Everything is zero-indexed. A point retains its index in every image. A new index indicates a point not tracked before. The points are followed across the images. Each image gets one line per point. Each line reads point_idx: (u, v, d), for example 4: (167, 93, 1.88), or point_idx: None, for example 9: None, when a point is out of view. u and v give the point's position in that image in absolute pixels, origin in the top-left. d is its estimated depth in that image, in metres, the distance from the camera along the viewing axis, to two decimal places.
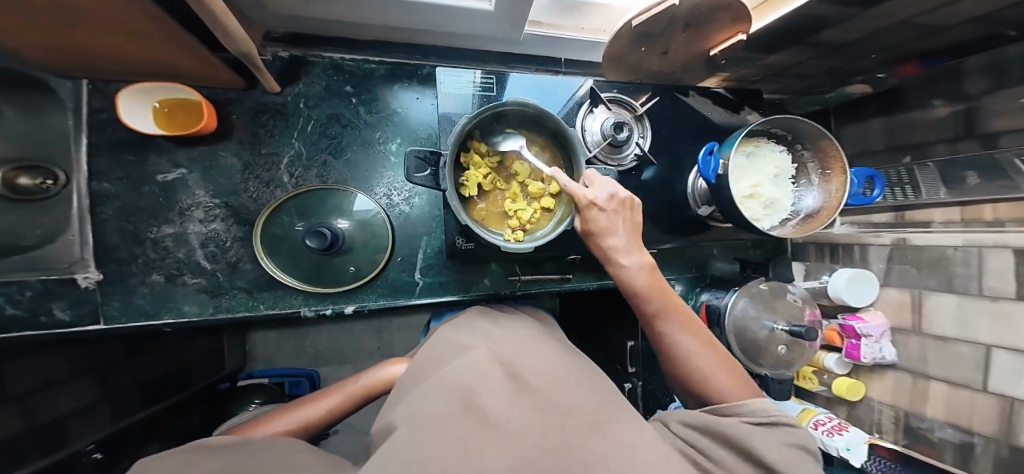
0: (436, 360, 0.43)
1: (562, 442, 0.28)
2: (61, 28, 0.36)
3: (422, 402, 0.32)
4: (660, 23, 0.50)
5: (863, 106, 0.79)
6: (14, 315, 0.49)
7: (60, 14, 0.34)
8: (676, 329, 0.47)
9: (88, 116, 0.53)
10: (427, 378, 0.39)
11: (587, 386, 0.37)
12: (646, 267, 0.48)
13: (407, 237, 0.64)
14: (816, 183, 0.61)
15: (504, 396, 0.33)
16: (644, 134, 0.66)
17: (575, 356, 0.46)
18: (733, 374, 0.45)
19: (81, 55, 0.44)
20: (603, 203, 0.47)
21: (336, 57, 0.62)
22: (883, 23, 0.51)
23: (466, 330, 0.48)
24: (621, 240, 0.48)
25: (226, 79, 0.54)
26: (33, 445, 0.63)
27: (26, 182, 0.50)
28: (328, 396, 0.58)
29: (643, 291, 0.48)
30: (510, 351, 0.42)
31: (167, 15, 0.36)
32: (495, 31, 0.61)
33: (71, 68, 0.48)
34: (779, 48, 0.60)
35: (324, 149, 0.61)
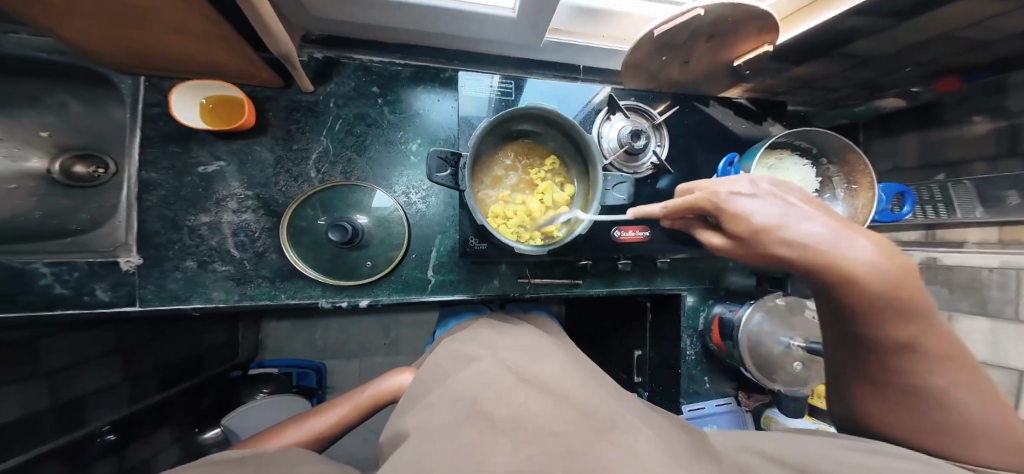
0: (443, 371, 0.44)
1: (567, 430, 0.28)
2: (125, 27, 0.40)
3: (431, 414, 0.33)
4: (684, 33, 0.50)
5: (896, 120, 0.77)
6: (60, 293, 0.53)
7: (125, 15, 0.37)
8: (933, 368, 0.29)
9: (141, 110, 0.58)
10: (435, 390, 0.39)
11: (597, 398, 0.35)
12: (902, 277, 0.27)
13: (422, 235, 0.66)
14: (841, 197, 0.60)
15: (510, 393, 0.33)
16: (661, 142, 0.66)
17: (580, 363, 0.46)
18: (1012, 439, 0.28)
19: (142, 53, 0.48)
20: (750, 191, 0.34)
21: (366, 60, 0.64)
22: (922, 36, 0.50)
23: (468, 344, 0.50)
24: (829, 224, 0.29)
25: (264, 79, 0.57)
26: (55, 425, 0.70)
27: (82, 170, 0.58)
28: (336, 408, 0.59)
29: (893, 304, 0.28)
30: (519, 363, 0.42)
31: (221, 18, 0.39)
32: (518, 38, 0.62)
33: (130, 64, 0.52)
34: (809, 60, 0.60)
35: (349, 146, 0.63)
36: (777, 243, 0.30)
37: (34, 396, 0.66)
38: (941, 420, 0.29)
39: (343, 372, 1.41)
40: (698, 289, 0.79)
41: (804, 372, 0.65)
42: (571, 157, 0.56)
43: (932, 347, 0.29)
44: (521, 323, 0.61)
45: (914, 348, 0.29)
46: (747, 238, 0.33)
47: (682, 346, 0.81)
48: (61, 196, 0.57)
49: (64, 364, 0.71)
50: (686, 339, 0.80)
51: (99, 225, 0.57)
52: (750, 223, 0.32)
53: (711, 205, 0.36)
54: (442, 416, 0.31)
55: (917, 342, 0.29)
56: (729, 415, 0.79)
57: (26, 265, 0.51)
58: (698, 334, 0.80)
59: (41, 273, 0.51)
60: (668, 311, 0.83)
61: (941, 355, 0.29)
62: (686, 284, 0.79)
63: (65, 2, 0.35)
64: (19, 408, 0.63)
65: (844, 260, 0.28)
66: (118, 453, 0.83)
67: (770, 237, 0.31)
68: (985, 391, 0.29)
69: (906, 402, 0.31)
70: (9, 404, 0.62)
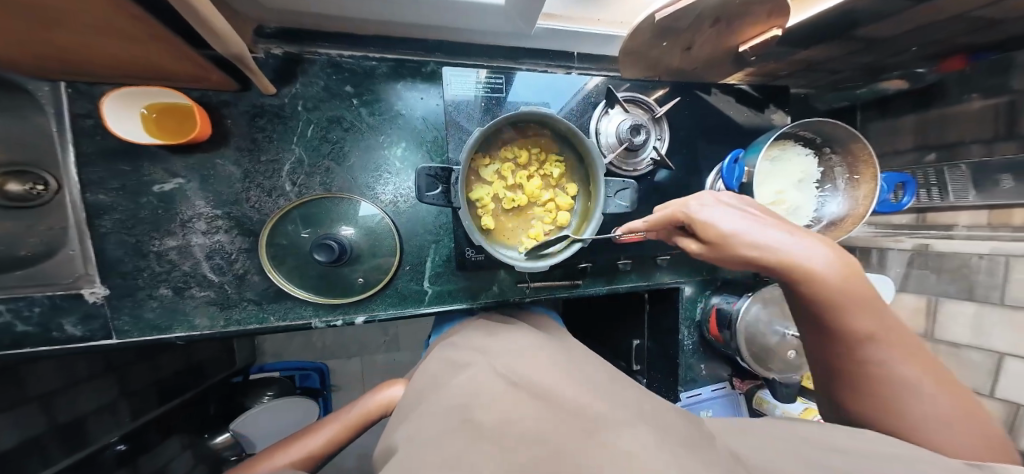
0: (432, 380, 0.41)
1: (559, 433, 0.24)
2: (36, 32, 0.33)
3: (421, 424, 0.30)
4: (687, 18, 0.46)
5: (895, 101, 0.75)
6: (26, 330, 0.49)
7: (31, 20, 0.31)
8: (889, 356, 0.30)
9: (70, 122, 0.49)
10: (428, 399, 0.36)
11: (604, 398, 0.31)
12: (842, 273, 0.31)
13: (415, 245, 0.63)
14: (842, 188, 0.59)
15: (499, 399, 0.30)
16: (662, 136, 0.63)
17: (580, 359, 0.43)
18: (980, 429, 0.28)
19: (70, 62, 0.41)
20: (719, 202, 0.37)
21: (334, 54, 0.57)
22: (935, 17, 0.47)
23: (463, 351, 0.47)
24: (771, 231, 0.33)
25: (217, 82, 0.49)
26: (55, 444, 0.70)
27: (17, 188, 0.48)
28: (328, 426, 0.56)
29: (834, 298, 0.30)
30: (516, 368, 0.38)
31: (155, 20, 0.32)
32: (507, 26, 0.56)
33: (48, 69, 0.43)
34: (816, 43, 0.56)
35: (326, 154, 0.58)
36: (734, 241, 0.34)
37: (26, 418, 0.65)
38: (905, 414, 0.29)
39: (344, 370, 1.40)
40: (695, 280, 0.80)
41: (797, 360, 0.66)
42: (569, 160, 0.53)
43: (886, 331, 0.31)
44: (523, 324, 0.58)
45: (874, 340, 0.30)
46: (710, 240, 0.36)
47: (680, 336, 0.82)
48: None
49: (47, 387, 0.69)
50: (684, 329, 0.82)
51: (56, 252, 0.50)
52: (711, 227, 0.35)
53: (684, 215, 0.38)
54: (433, 424, 0.28)
55: (876, 332, 0.30)
56: (723, 398, 0.83)
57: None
58: (696, 325, 0.82)
59: None
60: (666, 303, 0.84)
61: (893, 343, 0.31)
62: (684, 276, 0.79)
63: None
64: (15, 432, 0.63)
65: (801, 258, 0.31)
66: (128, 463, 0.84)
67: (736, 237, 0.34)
68: (941, 380, 0.30)
69: (867, 396, 0.32)
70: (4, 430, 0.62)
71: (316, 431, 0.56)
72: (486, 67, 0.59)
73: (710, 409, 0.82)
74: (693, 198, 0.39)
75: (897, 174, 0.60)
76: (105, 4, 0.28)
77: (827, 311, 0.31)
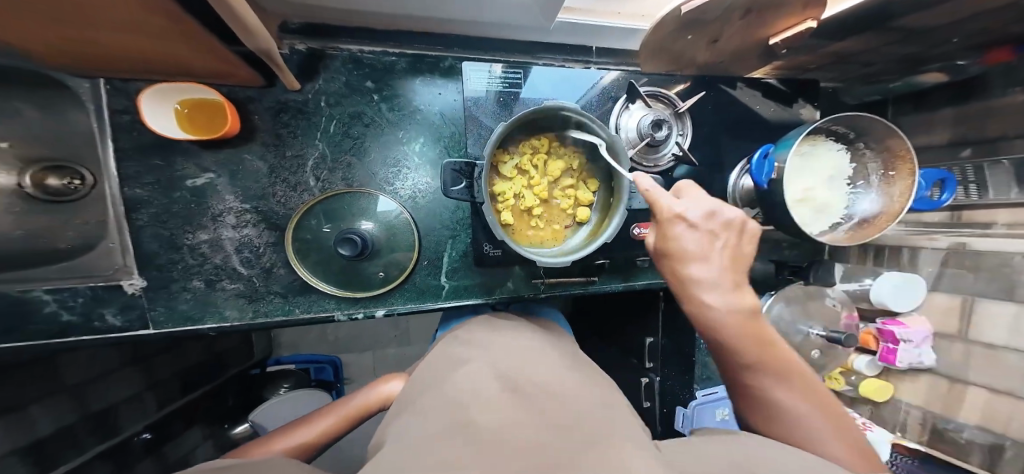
0: (433, 378, 0.41)
1: (550, 440, 0.25)
2: (79, 33, 0.35)
3: (416, 420, 0.30)
4: (714, 10, 0.45)
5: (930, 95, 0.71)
6: (70, 320, 0.51)
7: (75, 21, 0.32)
8: (771, 380, 0.38)
9: (110, 118, 0.51)
10: (428, 392, 0.37)
11: (594, 408, 0.32)
12: (739, 317, 0.39)
13: (432, 241, 0.63)
14: (875, 184, 0.56)
15: (496, 400, 0.31)
16: (684, 132, 0.61)
17: (580, 375, 0.43)
18: (847, 440, 0.35)
19: (105, 60, 0.43)
20: (693, 219, 0.38)
21: (355, 50, 0.57)
22: (984, 6, 0.42)
23: (463, 347, 0.47)
24: (705, 268, 0.39)
25: (244, 78, 0.50)
26: (88, 432, 0.74)
27: (56, 182, 0.51)
28: (329, 415, 0.57)
29: (729, 331, 0.39)
30: (513, 369, 0.39)
31: (188, 18, 0.32)
32: (526, 20, 0.55)
33: (84, 66, 0.45)
34: (851, 36, 0.51)
35: (347, 150, 0.58)
36: (672, 266, 0.41)
37: (61, 406, 0.68)
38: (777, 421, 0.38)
39: (357, 364, 1.42)
40: None
41: (820, 359, 0.70)
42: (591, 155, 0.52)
43: (770, 362, 0.39)
44: (527, 327, 0.57)
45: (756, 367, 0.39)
46: (660, 254, 0.42)
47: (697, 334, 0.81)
48: (38, 216, 0.50)
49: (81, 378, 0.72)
50: None
51: (90, 248, 0.53)
52: (665, 242, 0.40)
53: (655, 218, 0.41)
54: (429, 419, 0.29)
55: (759, 362, 0.39)
56: None
57: (25, 294, 0.49)
58: None
59: (43, 301, 0.50)
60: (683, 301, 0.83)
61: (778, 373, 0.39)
62: None
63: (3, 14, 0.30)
64: (52, 419, 0.67)
65: (707, 297, 0.39)
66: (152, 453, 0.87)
67: (675, 269, 0.41)
68: (823, 408, 0.37)
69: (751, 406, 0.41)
70: (43, 416, 0.65)
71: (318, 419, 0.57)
72: (503, 62, 0.59)
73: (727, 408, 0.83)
74: (672, 205, 0.39)
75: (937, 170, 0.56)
76: (152, 7, 0.30)
77: (722, 342, 0.40)
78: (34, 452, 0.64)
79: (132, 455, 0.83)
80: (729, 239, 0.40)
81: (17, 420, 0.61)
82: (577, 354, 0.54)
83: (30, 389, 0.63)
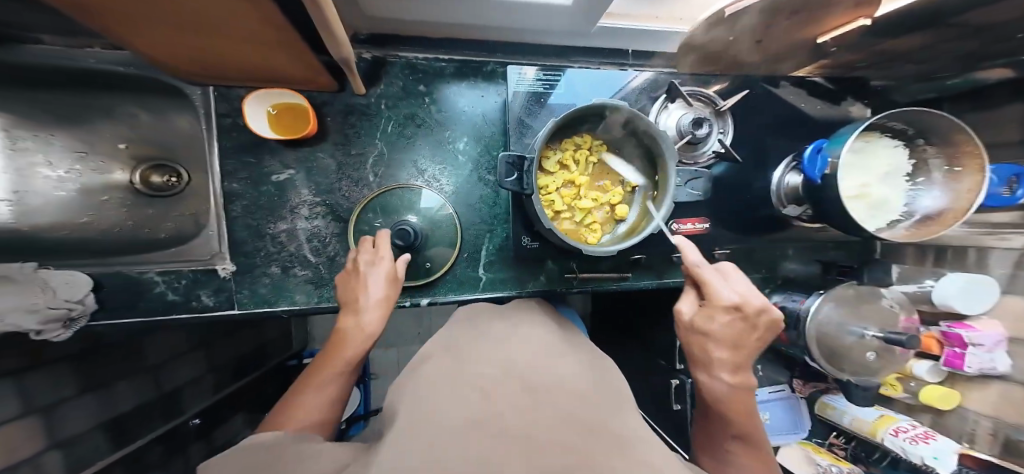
0: (456, 343, 0.48)
1: (572, 437, 0.28)
2: (200, 34, 0.42)
3: (429, 397, 0.32)
4: (763, 11, 0.46)
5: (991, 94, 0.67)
6: (174, 298, 0.58)
7: (199, 23, 0.39)
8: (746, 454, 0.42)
9: (216, 120, 0.59)
10: (440, 372, 0.39)
11: (597, 406, 0.35)
12: (738, 395, 0.41)
13: (474, 234, 0.67)
14: (938, 181, 0.52)
15: (513, 395, 0.33)
16: (725, 130, 0.61)
17: (586, 373, 0.45)
18: None
19: (216, 63, 0.51)
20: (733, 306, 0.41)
21: (412, 57, 0.63)
22: None
23: (480, 338, 0.49)
24: (726, 349, 0.42)
25: (322, 83, 0.57)
26: (159, 411, 0.81)
27: (155, 179, 0.71)
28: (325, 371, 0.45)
29: (727, 404, 0.42)
30: (528, 364, 0.41)
31: (287, 21, 0.38)
32: (570, 24, 0.58)
33: (202, 72, 0.53)
34: (904, 34, 0.51)
35: (402, 149, 0.63)
36: (700, 333, 0.43)
37: (142, 385, 0.77)
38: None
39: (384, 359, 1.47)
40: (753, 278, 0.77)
41: (875, 363, 0.65)
42: (630, 153, 0.54)
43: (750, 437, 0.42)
44: (546, 320, 0.59)
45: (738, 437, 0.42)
46: (690, 324, 0.45)
47: None
48: (175, 205, 0.70)
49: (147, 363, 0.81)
50: None
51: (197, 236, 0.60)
52: (706, 318, 0.43)
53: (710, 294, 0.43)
54: (449, 403, 0.31)
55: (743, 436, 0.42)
56: (782, 401, 0.82)
57: (141, 275, 0.57)
58: None
59: (155, 282, 0.57)
60: None
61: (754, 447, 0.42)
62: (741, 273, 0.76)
63: (150, 15, 0.37)
64: (135, 396, 0.76)
65: (715, 365, 0.42)
66: (206, 436, 0.92)
67: (698, 338, 0.44)
68: None
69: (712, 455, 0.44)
70: (126, 395, 0.74)
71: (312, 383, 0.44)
72: (538, 66, 0.62)
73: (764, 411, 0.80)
74: (723, 292, 0.42)
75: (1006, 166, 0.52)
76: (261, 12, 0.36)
77: (722, 413, 0.42)
78: (117, 426, 0.71)
79: (184, 440, 0.85)
80: (754, 330, 0.42)
81: (106, 397, 0.69)
82: (590, 353, 0.55)
83: (116, 368, 0.72)
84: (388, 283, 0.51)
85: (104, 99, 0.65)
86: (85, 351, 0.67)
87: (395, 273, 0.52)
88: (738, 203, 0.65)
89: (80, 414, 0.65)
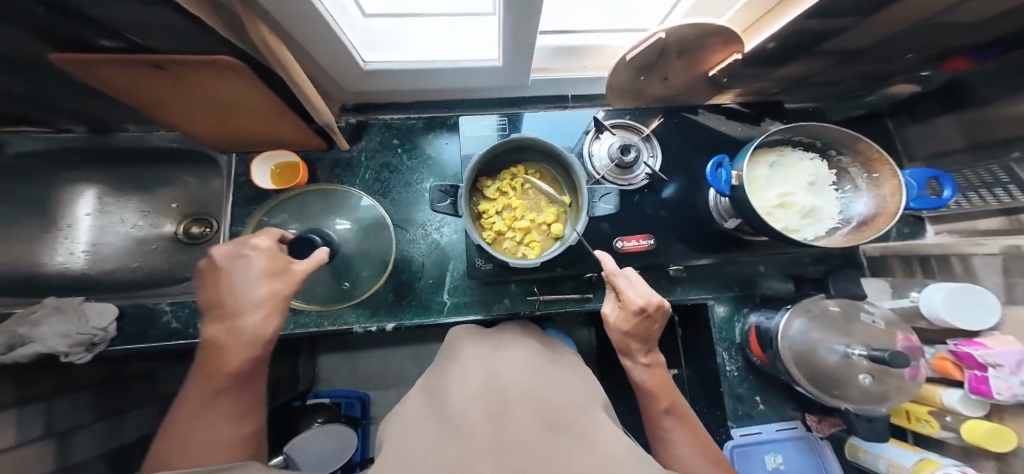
0: (446, 369, 0.53)
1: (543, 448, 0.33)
2: (223, 111, 0.60)
3: (421, 433, 0.37)
4: (654, 53, 0.56)
5: (922, 106, 0.74)
6: (176, 327, 0.66)
7: (218, 99, 0.56)
8: (676, 432, 0.48)
9: (234, 178, 0.75)
10: (433, 403, 0.44)
11: (565, 412, 0.41)
12: (655, 375, 0.51)
13: (438, 261, 0.73)
14: (864, 187, 0.54)
15: (494, 417, 0.38)
16: (654, 153, 0.68)
17: (583, 394, 0.47)
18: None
19: (241, 136, 0.69)
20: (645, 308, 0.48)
21: (388, 118, 0.78)
22: (897, 26, 0.49)
23: (465, 360, 0.54)
24: (642, 342, 0.51)
25: (316, 145, 0.72)
26: None
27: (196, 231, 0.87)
28: (201, 394, 0.42)
29: (652, 387, 0.50)
30: (506, 380, 0.46)
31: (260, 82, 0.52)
32: (504, 81, 0.70)
33: (234, 143, 0.72)
34: (789, 61, 0.59)
35: (377, 191, 0.75)
36: (624, 336, 0.51)
37: (146, 417, 0.84)
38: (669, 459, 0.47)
39: (384, 402, 1.46)
40: (727, 298, 0.74)
41: (877, 387, 0.55)
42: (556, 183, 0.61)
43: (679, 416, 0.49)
44: (529, 336, 0.63)
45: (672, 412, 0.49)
46: (614, 328, 0.52)
47: (720, 362, 0.72)
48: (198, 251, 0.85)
49: (164, 391, 0.90)
50: (723, 353, 0.72)
51: None
52: (626, 323, 0.50)
53: (625, 303, 0.49)
54: (432, 434, 0.37)
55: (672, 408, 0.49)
56: (797, 442, 0.68)
57: (155, 306, 0.67)
58: (739, 349, 0.72)
59: (165, 311, 0.67)
60: (698, 324, 0.78)
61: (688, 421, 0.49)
62: (712, 293, 0.74)
63: (190, 96, 0.55)
64: (138, 428, 0.82)
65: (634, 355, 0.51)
66: None
67: (620, 337, 0.52)
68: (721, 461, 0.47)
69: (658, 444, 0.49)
70: (131, 425, 0.80)
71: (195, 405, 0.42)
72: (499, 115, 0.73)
73: (776, 453, 0.67)
74: (636, 299, 0.48)
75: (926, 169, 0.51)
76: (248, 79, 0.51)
77: (650, 395, 0.50)
78: (122, 453, 0.77)
79: None
80: (660, 318, 0.50)
81: (114, 425, 0.76)
82: (573, 366, 0.58)
83: (129, 397, 0.81)
84: (268, 275, 0.45)
85: (160, 169, 0.84)
86: (104, 380, 0.76)
87: (280, 257, 0.47)
88: (686, 221, 0.68)
89: (85, 441, 0.70)
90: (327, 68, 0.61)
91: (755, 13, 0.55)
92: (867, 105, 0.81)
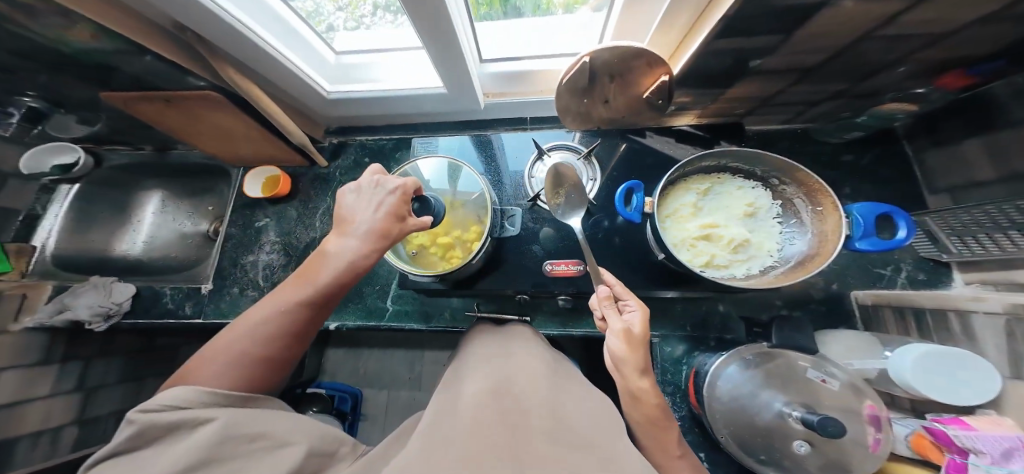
0: (454, 376, 0.46)
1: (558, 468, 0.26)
2: (217, 136, 0.73)
3: (439, 429, 0.32)
4: (585, 77, 0.55)
5: (937, 127, 0.64)
6: (171, 308, 0.78)
7: (209, 126, 0.68)
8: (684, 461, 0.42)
9: (237, 187, 0.89)
10: (444, 401, 0.38)
11: (582, 424, 0.33)
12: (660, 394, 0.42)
13: (385, 271, 0.78)
14: (808, 223, 0.49)
15: (498, 423, 0.31)
16: (594, 176, 0.67)
17: (600, 410, 0.37)
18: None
19: (240, 155, 0.82)
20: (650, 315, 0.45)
21: (363, 140, 0.88)
22: (840, 40, 0.44)
23: (472, 360, 0.48)
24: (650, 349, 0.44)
25: (298, 160, 0.83)
26: None
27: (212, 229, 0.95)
28: (288, 293, 0.44)
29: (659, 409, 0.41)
30: (514, 381, 0.39)
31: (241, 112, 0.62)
32: (459, 105, 0.76)
33: (238, 160, 0.86)
34: (737, 80, 0.57)
35: None
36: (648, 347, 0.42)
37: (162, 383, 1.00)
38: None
39: (375, 401, 1.53)
40: (677, 336, 0.67)
41: (820, 459, 0.46)
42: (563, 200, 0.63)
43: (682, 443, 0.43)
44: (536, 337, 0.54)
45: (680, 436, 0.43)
46: (641, 337, 0.42)
47: None
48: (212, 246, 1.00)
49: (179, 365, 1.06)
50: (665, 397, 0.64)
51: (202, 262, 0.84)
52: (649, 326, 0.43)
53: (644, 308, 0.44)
54: (444, 433, 0.31)
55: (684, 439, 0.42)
56: None
57: (157, 289, 0.80)
58: (683, 394, 0.64)
59: (165, 292, 0.79)
60: None
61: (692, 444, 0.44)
62: (660, 329, 0.68)
63: (190, 125, 0.69)
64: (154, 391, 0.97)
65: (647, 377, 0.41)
66: None
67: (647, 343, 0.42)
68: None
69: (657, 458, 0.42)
70: (148, 388, 0.96)
71: (273, 306, 0.43)
72: (472, 136, 0.80)
73: None
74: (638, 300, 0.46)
75: (879, 204, 0.45)
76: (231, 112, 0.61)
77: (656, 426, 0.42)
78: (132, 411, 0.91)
79: None
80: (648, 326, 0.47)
81: (131, 386, 0.91)
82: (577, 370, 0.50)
83: (149, 364, 0.97)
84: (391, 216, 0.48)
85: None
86: (129, 347, 0.92)
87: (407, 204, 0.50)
88: (630, 246, 0.64)
89: (105, 398, 0.86)
90: (300, 96, 0.72)
91: (678, 34, 0.53)
92: (862, 126, 0.69)
